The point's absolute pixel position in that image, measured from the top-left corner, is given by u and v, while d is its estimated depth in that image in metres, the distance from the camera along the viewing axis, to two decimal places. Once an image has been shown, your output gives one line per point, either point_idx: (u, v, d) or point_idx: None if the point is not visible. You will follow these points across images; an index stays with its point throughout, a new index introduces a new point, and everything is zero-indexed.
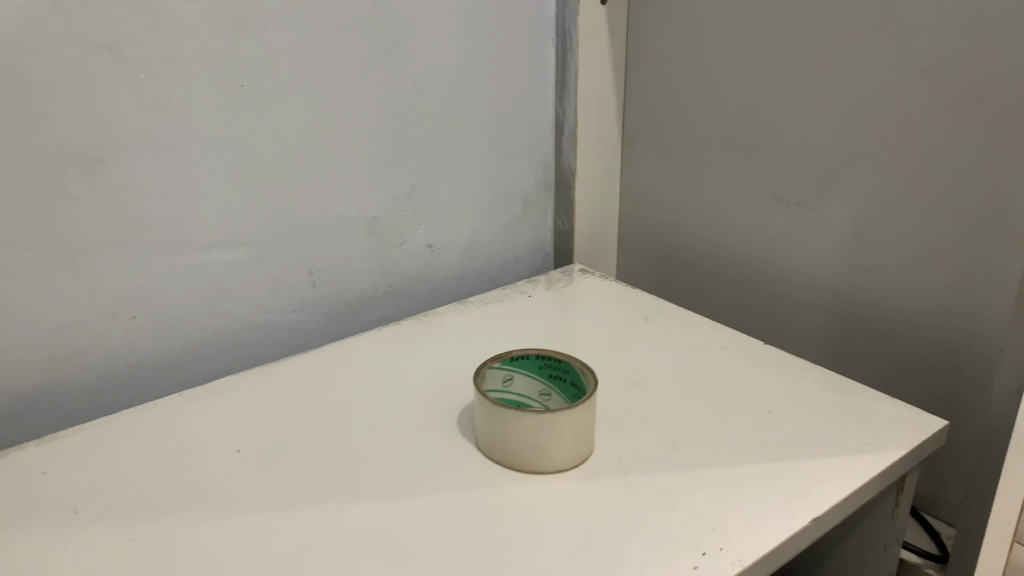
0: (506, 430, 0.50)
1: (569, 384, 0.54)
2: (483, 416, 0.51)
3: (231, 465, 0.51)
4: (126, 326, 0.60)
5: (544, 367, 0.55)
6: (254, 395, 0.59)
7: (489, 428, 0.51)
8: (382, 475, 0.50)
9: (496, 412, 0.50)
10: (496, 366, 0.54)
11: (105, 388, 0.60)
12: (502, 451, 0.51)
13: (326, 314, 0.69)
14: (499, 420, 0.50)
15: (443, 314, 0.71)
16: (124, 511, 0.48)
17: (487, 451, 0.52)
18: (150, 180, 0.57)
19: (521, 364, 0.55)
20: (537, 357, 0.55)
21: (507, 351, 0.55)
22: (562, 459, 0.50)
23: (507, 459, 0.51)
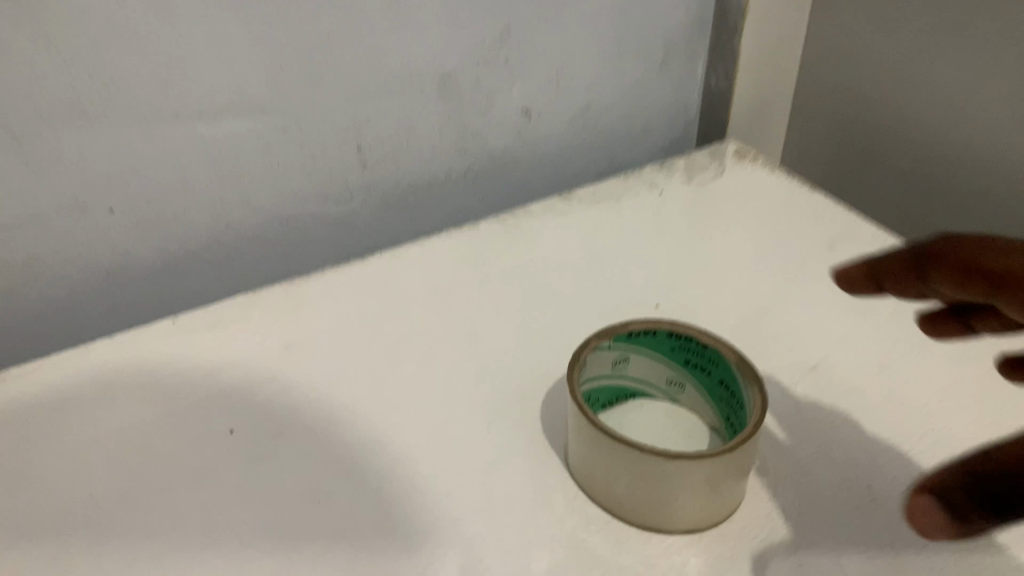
0: (613, 467, 0.32)
1: (717, 381, 0.36)
2: (582, 438, 0.33)
3: (216, 455, 0.36)
4: (100, 221, 0.43)
5: (679, 349, 0.36)
6: (269, 332, 0.43)
7: (591, 456, 0.33)
8: (425, 502, 0.34)
9: (604, 441, 0.32)
10: (605, 346, 0.36)
11: (82, 299, 0.45)
12: (609, 493, 0.33)
13: (382, 204, 0.51)
14: (610, 454, 0.32)
15: (539, 214, 0.52)
16: (60, 525, 0.34)
17: (585, 483, 0.34)
18: (112, 18, 0.38)
19: (644, 342, 0.36)
20: (669, 335, 0.36)
21: (624, 324, 0.36)
22: (701, 518, 0.32)
23: (614, 503, 0.33)
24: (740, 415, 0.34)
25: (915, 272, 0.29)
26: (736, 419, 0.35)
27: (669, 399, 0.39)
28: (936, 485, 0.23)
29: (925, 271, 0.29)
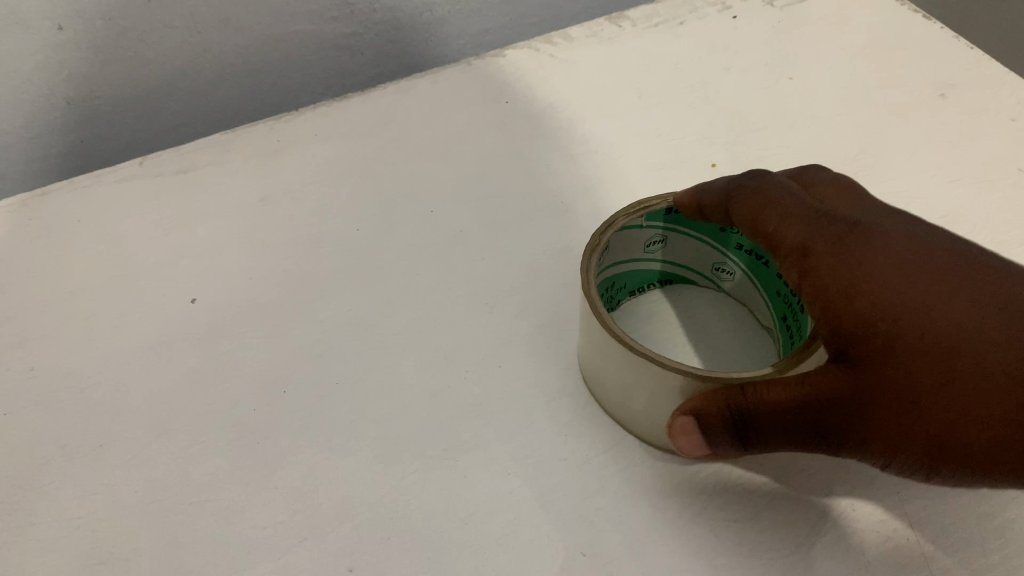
0: (631, 385, 0.25)
1: (774, 274, 0.28)
2: (595, 342, 0.26)
3: (173, 328, 0.31)
4: (48, 39, 0.36)
5: (729, 232, 0.29)
6: (247, 179, 0.37)
7: (606, 365, 0.26)
8: (405, 400, 0.29)
9: (621, 353, 0.24)
10: (637, 225, 0.28)
11: (43, 129, 0.40)
12: (627, 408, 0.27)
13: (392, 23, 0.42)
14: (627, 369, 0.24)
15: (581, 42, 0.43)
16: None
17: (600, 389, 0.28)
18: None
19: (686, 219, 0.29)
20: (719, 216, 0.28)
21: (659, 198, 0.28)
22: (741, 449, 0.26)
23: (633, 419, 0.27)
24: (797, 320, 0.26)
25: (761, 226, 0.24)
26: (793, 324, 0.27)
27: (714, 286, 0.32)
28: (701, 413, 0.23)
29: (765, 225, 0.24)
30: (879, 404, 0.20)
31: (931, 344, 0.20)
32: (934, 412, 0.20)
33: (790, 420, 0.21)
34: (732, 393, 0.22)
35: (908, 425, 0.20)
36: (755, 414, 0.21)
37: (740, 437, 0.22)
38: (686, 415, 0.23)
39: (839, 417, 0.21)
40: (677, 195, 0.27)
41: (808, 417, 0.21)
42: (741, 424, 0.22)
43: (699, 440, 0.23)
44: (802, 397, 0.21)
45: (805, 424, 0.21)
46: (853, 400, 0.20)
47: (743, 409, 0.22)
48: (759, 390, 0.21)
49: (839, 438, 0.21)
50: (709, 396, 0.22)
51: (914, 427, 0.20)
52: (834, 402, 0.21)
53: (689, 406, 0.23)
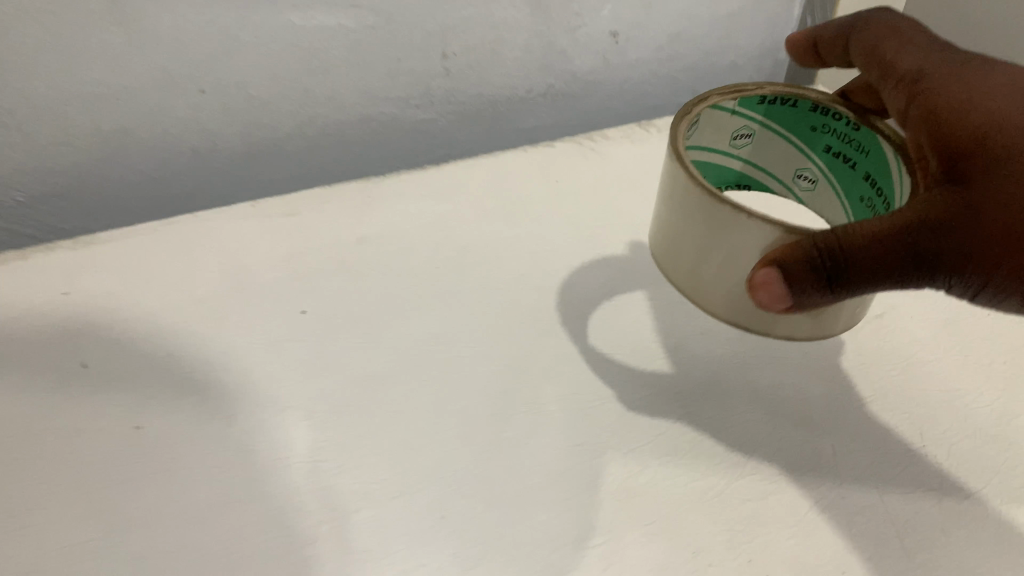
0: (702, 235, 0.33)
1: (858, 168, 0.37)
2: (682, 204, 0.34)
3: (287, 331, 0.38)
4: (190, 100, 0.44)
5: (811, 125, 0.38)
6: (344, 223, 0.44)
7: (688, 225, 0.34)
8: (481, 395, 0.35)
9: (712, 207, 0.32)
10: (732, 110, 0.37)
11: (167, 176, 0.47)
12: (699, 268, 0.35)
13: (461, 113, 0.51)
14: (712, 221, 0.32)
15: (616, 141, 0.52)
16: (139, 379, 0.35)
17: (675, 256, 0.36)
18: None
19: (774, 112, 0.38)
20: (806, 110, 0.37)
21: (761, 89, 0.37)
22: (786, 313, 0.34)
23: (701, 278, 0.35)
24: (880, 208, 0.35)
25: (878, 56, 0.34)
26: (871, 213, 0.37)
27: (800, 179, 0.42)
28: (784, 261, 0.29)
29: (884, 53, 0.34)
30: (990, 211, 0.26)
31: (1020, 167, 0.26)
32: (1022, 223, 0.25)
33: (893, 243, 0.27)
34: (828, 237, 0.28)
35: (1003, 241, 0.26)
36: (844, 246, 0.27)
37: (827, 275, 0.28)
38: (769, 266, 0.29)
39: (936, 237, 0.26)
40: (799, 36, 0.40)
41: (896, 247, 0.27)
42: (832, 263, 0.27)
43: (778, 288, 0.29)
44: (907, 220, 0.27)
45: (903, 245, 0.27)
46: (951, 217, 0.26)
47: (835, 251, 0.27)
48: (850, 228, 0.27)
49: (936, 254, 0.26)
50: (793, 247, 0.29)
51: (1003, 239, 0.26)
52: (938, 223, 0.26)
53: (772, 259, 0.29)
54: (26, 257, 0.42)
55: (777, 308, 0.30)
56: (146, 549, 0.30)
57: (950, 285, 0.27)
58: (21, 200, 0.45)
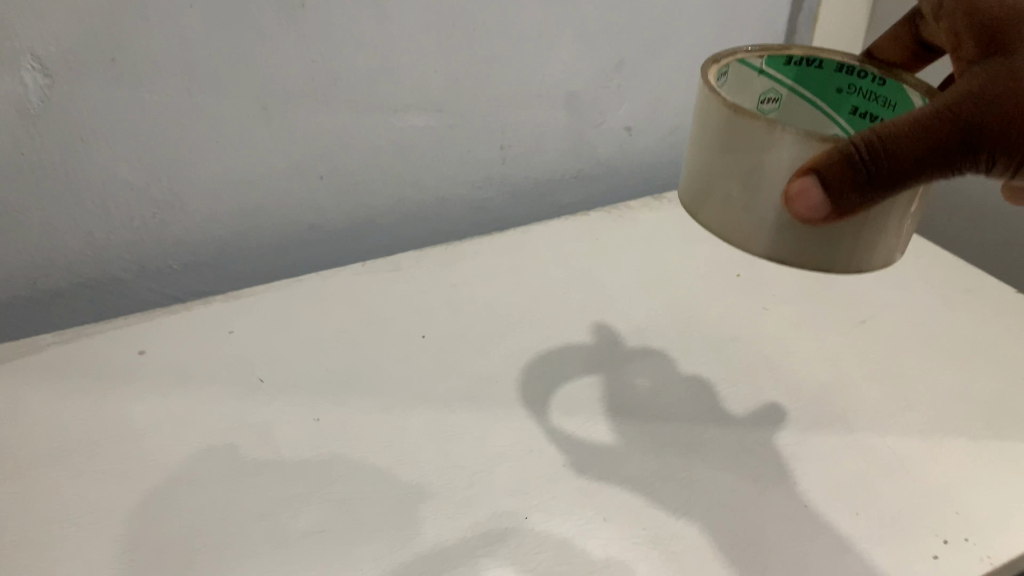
0: (740, 176, 0.31)
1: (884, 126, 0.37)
2: (712, 134, 0.32)
3: (412, 350, 0.48)
4: (312, 184, 0.57)
5: (841, 84, 0.38)
6: (437, 273, 0.56)
7: (721, 155, 0.32)
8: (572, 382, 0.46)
9: (746, 128, 0.30)
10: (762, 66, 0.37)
11: (288, 246, 0.59)
12: (731, 204, 0.32)
13: (512, 192, 0.65)
14: (743, 138, 0.30)
15: (637, 208, 0.65)
16: (307, 386, 0.45)
17: (704, 203, 0.34)
18: (349, 31, 0.52)
19: (803, 74, 0.38)
20: (834, 68, 0.37)
21: (787, 48, 0.37)
22: (838, 245, 0.31)
23: (733, 220, 0.32)
24: None
25: None
26: None
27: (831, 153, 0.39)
28: (824, 168, 0.28)
29: None
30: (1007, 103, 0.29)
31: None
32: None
33: (930, 129, 0.29)
34: (866, 134, 0.29)
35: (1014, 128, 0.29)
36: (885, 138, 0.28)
37: (875, 171, 0.28)
38: (806, 175, 0.29)
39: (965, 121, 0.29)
40: None
41: (942, 131, 0.29)
42: (871, 157, 0.28)
43: (815, 195, 0.28)
44: (947, 103, 0.29)
45: (949, 125, 0.29)
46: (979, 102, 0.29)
47: (874, 145, 0.28)
48: (890, 124, 0.29)
49: (979, 129, 0.29)
50: (833, 151, 0.28)
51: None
52: (970, 102, 0.29)
53: (808, 168, 0.29)
54: (190, 308, 0.52)
55: (814, 221, 0.30)
56: (345, 498, 0.39)
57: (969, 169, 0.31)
58: (174, 267, 0.55)
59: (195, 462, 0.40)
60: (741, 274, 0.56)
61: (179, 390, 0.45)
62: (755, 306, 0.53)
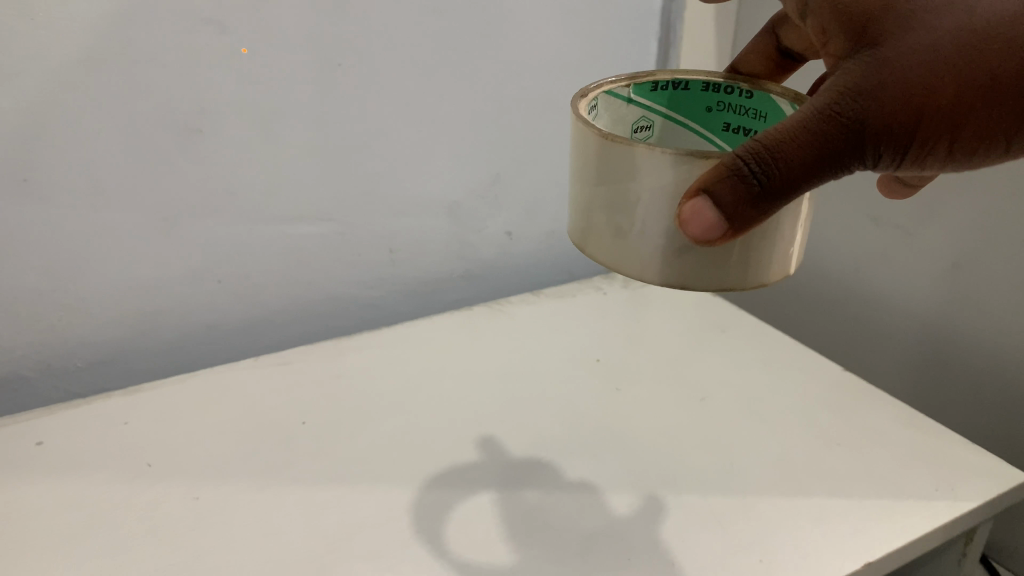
0: (627, 205, 0.32)
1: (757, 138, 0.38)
2: (594, 169, 0.33)
3: (290, 434, 0.54)
4: (210, 287, 0.63)
5: (712, 103, 0.39)
6: (323, 365, 0.63)
7: (605, 188, 0.33)
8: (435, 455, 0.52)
9: (624, 158, 0.31)
10: (629, 94, 0.38)
11: (188, 344, 0.65)
12: (623, 235, 0.33)
13: (402, 290, 0.73)
14: (622, 165, 0.31)
15: (515, 304, 0.73)
16: (190, 469, 0.50)
17: (598, 239, 0.34)
18: (243, 152, 0.60)
19: (671, 97, 0.39)
20: (701, 87, 0.39)
21: (651, 75, 0.38)
22: (735, 266, 0.33)
23: (627, 250, 0.33)
24: None
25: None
26: None
27: None
28: (714, 188, 0.28)
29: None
30: (903, 88, 0.28)
31: (924, 26, 0.28)
32: (934, 83, 0.28)
33: (819, 130, 0.28)
34: (754, 146, 0.28)
35: (915, 115, 0.28)
36: (772, 146, 0.28)
37: (767, 182, 0.28)
38: (697, 197, 0.29)
39: (858, 118, 0.28)
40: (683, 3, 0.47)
41: (828, 134, 0.28)
42: (761, 167, 0.28)
43: (708, 216, 0.29)
44: (836, 98, 0.28)
45: (834, 126, 0.28)
46: (874, 93, 0.28)
47: (762, 154, 0.28)
48: (775, 132, 0.28)
49: (878, 122, 0.28)
50: (720, 168, 0.28)
51: (920, 101, 0.28)
52: (865, 93, 0.28)
53: (698, 188, 0.29)
54: (89, 403, 0.57)
55: (710, 241, 0.30)
56: (212, 565, 0.43)
57: (875, 163, 0.29)
58: (79, 364, 0.60)
59: (75, 540, 0.44)
60: (598, 359, 0.64)
61: (69, 477, 0.49)
62: (606, 386, 0.60)
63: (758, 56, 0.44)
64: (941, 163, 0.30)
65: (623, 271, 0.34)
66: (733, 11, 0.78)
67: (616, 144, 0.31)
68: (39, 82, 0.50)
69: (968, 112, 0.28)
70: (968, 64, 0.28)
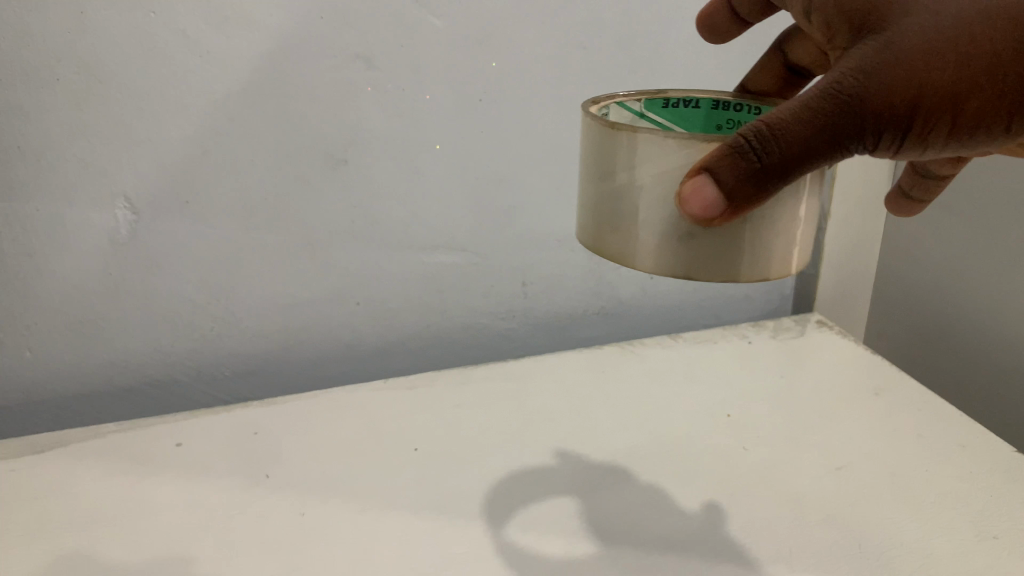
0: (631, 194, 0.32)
1: None
2: (598, 162, 0.34)
3: (401, 460, 0.54)
4: (348, 309, 0.66)
5: (724, 122, 0.39)
6: (448, 394, 0.63)
7: (613, 178, 0.33)
8: (536, 493, 0.51)
9: (628, 145, 0.32)
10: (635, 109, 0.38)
11: (326, 362, 0.68)
12: (628, 224, 0.33)
13: (535, 324, 0.73)
14: (624, 153, 0.32)
15: (649, 347, 0.71)
16: (304, 486, 0.52)
17: (600, 234, 0.34)
18: (384, 182, 0.62)
19: (680, 115, 0.39)
20: (710, 105, 0.39)
21: (661, 92, 0.39)
22: (737, 257, 0.32)
23: (628, 243, 0.33)
24: None
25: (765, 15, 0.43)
26: None
27: None
28: (715, 165, 0.29)
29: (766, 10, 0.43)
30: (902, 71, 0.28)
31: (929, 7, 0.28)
32: (928, 68, 0.28)
33: (817, 109, 0.28)
34: (755, 125, 0.28)
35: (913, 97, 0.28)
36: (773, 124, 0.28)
37: (767, 160, 0.28)
38: (698, 175, 0.29)
39: (856, 99, 0.28)
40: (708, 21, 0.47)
41: (827, 111, 0.28)
42: (761, 144, 0.28)
43: (710, 193, 0.29)
44: (834, 81, 0.28)
45: (832, 103, 0.28)
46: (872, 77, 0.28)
47: (761, 133, 0.28)
48: (775, 112, 0.29)
49: (876, 102, 0.28)
50: (721, 147, 0.29)
51: (920, 82, 0.28)
52: (861, 77, 0.28)
53: (700, 167, 0.29)
54: (229, 412, 0.61)
55: (711, 221, 0.30)
56: None
57: (878, 146, 0.29)
58: (226, 373, 0.65)
59: (189, 540, 0.47)
60: (729, 415, 0.60)
61: (199, 479, 0.53)
62: (732, 445, 0.56)
63: (769, 75, 0.45)
64: (954, 145, 0.30)
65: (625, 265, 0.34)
66: None
67: (619, 130, 0.32)
68: (204, 112, 0.55)
69: (974, 93, 0.28)
70: (966, 47, 0.28)
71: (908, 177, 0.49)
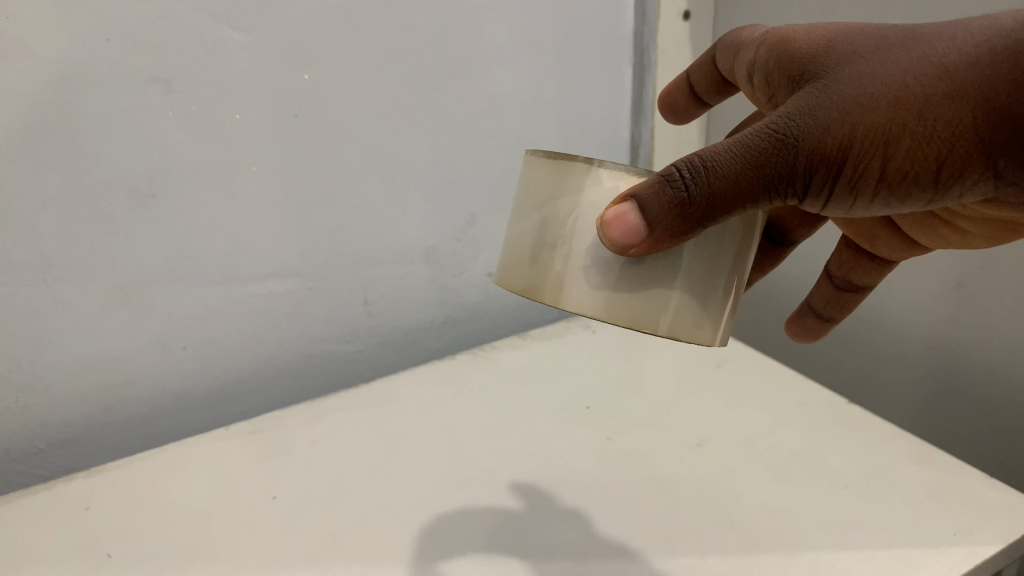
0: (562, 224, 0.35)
1: None
2: (532, 199, 0.37)
3: (259, 514, 0.50)
4: (176, 354, 0.61)
5: None
6: (300, 431, 0.60)
7: (545, 209, 0.36)
8: (412, 520, 0.48)
9: (565, 174, 0.35)
10: None
11: (155, 418, 0.62)
12: (556, 255, 0.35)
13: (380, 342, 0.71)
14: (560, 180, 0.35)
15: (500, 350, 0.71)
16: (153, 560, 0.46)
17: (521, 268, 0.37)
18: (200, 213, 0.57)
19: None
20: None
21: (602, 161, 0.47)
22: (660, 302, 0.34)
23: (553, 273, 0.35)
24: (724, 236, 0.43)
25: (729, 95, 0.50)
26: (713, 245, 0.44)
27: None
28: (643, 194, 0.31)
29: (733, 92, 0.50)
30: (835, 117, 0.31)
31: (869, 65, 0.32)
32: (860, 113, 0.31)
33: (749, 147, 0.31)
34: (686, 161, 0.32)
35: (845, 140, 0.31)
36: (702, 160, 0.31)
37: (695, 191, 0.31)
38: (624, 203, 0.32)
39: (788, 140, 0.31)
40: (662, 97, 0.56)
41: (759, 149, 0.31)
42: (689, 176, 0.31)
43: (632, 218, 0.31)
44: (768, 126, 0.32)
45: (767, 141, 0.31)
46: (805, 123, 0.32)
47: (690, 167, 0.31)
48: (706, 150, 0.32)
49: (806, 144, 0.31)
50: (652, 180, 0.32)
51: (849, 126, 0.31)
52: (793, 123, 0.32)
53: (628, 198, 0.32)
54: (51, 491, 0.54)
55: (632, 248, 0.32)
56: None
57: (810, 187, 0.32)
58: (40, 446, 0.57)
59: None
60: (589, 407, 0.61)
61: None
62: (598, 437, 0.57)
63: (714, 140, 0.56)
64: (884, 190, 0.33)
65: (544, 299, 0.35)
66: (701, 31, 0.78)
67: (558, 162, 0.36)
68: None
69: (905, 138, 0.31)
70: (900, 98, 0.31)
71: (824, 297, 0.55)
